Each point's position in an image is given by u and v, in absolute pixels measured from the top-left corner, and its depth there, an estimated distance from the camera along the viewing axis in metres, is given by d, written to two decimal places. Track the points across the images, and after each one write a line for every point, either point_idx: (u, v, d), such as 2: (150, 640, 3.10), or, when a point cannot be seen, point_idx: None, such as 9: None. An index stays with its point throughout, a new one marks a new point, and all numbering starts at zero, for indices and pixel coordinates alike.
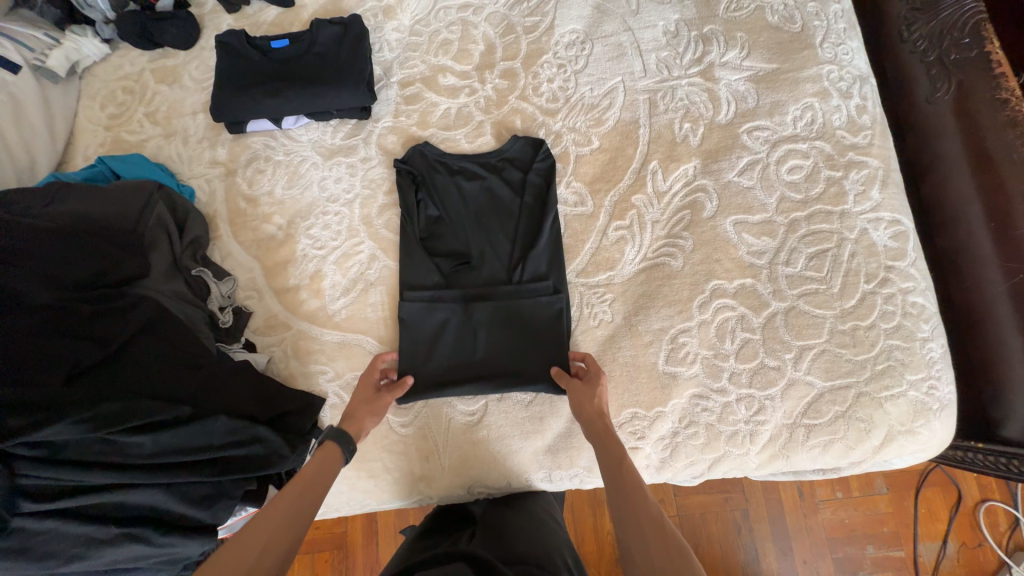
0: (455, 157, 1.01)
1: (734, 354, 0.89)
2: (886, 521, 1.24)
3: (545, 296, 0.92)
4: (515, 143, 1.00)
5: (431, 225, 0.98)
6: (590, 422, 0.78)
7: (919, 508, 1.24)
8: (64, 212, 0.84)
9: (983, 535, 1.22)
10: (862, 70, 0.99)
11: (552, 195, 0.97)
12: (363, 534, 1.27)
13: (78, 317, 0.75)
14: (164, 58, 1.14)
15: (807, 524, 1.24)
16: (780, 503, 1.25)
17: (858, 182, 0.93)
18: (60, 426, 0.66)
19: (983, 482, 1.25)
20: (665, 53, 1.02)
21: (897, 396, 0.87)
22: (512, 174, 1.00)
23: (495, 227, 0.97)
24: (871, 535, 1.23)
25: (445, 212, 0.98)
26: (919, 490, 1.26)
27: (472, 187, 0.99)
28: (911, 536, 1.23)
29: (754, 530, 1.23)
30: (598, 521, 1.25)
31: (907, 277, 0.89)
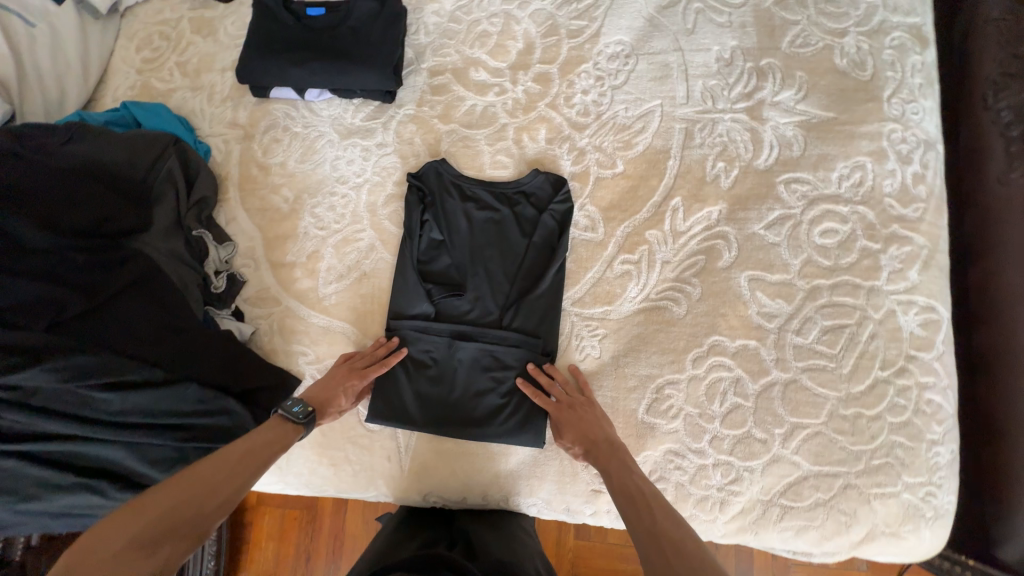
0: (472, 182, 0.96)
1: (720, 418, 0.84)
2: None
3: (533, 354, 0.88)
4: (536, 179, 0.95)
5: (433, 249, 0.95)
6: (581, 439, 0.79)
7: None
8: (77, 155, 0.84)
9: None
10: (929, 135, 0.89)
11: (562, 234, 0.93)
12: (334, 500, 1.30)
13: (71, 265, 0.76)
14: (204, 8, 1.12)
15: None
16: (751, 556, 1.18)
17: (897, 259, 0.85)
18: (35, 372, 0.68)
19: None
20: (713, 82, 0.94)
21: (888, 495, 0.80)
22: (525, 212, 0.95)
23: (497, 267, 0.93)
24: None
25: (449, 241, 0.94)
26: (900, 575, 1.19)
27: (482, 219, 0.95)
28: None
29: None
30: (560, 534, 1.24)
31: (928, 371, 0.82)
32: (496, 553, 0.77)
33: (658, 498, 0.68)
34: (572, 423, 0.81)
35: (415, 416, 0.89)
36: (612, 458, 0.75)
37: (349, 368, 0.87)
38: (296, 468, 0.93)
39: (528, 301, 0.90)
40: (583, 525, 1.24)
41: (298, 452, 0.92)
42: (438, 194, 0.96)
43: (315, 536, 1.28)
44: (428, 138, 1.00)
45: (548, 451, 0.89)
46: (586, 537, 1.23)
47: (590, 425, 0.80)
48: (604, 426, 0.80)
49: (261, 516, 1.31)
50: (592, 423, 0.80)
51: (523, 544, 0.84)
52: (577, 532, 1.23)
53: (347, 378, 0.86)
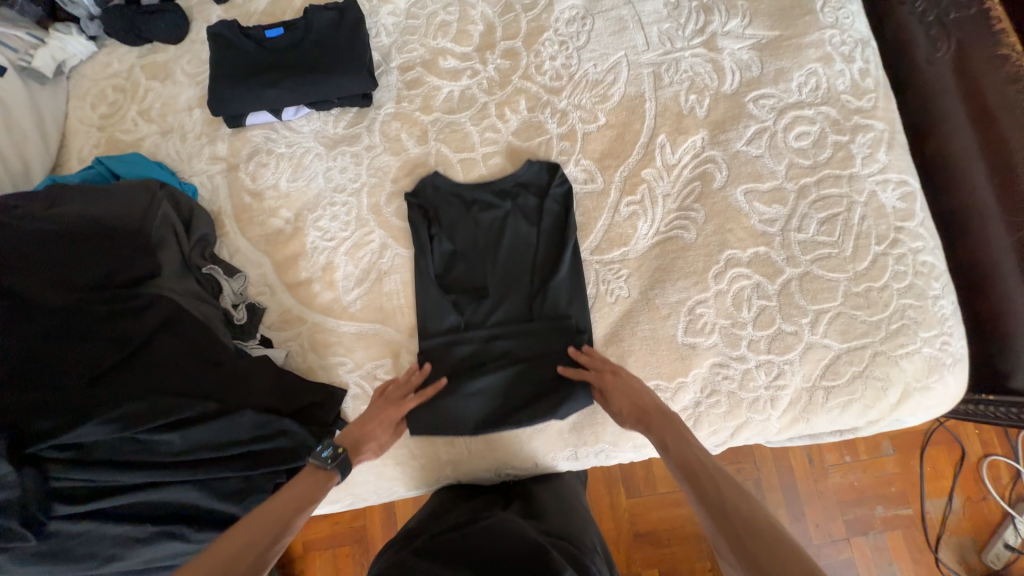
0: (469, 184, 0.99)
1: (752, 322, 0.90)
2: (894, 481, 1.27)
3: (569, 334, 0.91)
4: (530, 168, 0.98)
5: (448, 257, 0.97)
6: (631, 413, 0.79)
7: (924, 466, 1.27)
8: (69, 214, 0.82)
9: (987, 489, 1.25)
10: (863, 34, 0.99)
11: (567, 212, 0.96)
12: (382, 525, 1.27)
13: (95, 319, 0.74)
14: (154, 53, 1.10)
15: (818, 487, 1.27)
16: (791, 470, 1.28)
17: (866, 145, 0.94)
18: (87, 427, 0.66)
19: (985, 437, 1.28)
20: (668, 25, 1.02)
21: (911, 352, 0.88)
22: (527, 201, 0.98)
23: (512, 258, 0.95)
24: (880, 496, 1.26)
25: (461, 247, 0.97)
26: (923, 450, 1.30)
27: (487, 216, 0.97)
28: (918, 495, 1.26)
29: (766, 496, 1.26)
30: (613, 499, 1.26)
31: (916, 237, 0.91)
32: (561, 523, 0.79)
33: (721, 470, 0.67)
34: (620, 400, 0.81)
35: (466, 422, 0.89)
36: (667, 427, 0.74)
37: (382, 402, 0.86)
38: (362, 478, 0.92)
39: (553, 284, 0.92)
40: (632, 483, 1.27)
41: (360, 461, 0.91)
42: (440, 203, 0.98)
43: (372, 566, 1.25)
44: (415, 131, 1.02)
45: None
46: (638, 494, 1.26)
47: (636, 399, 0.80)
48: (649, 399, 0.80)
49: (311, 563, 1.26)
50: (639, 396, 0.80)
51: (577, 511, 0.86)
52: (628, 491, 1.26)
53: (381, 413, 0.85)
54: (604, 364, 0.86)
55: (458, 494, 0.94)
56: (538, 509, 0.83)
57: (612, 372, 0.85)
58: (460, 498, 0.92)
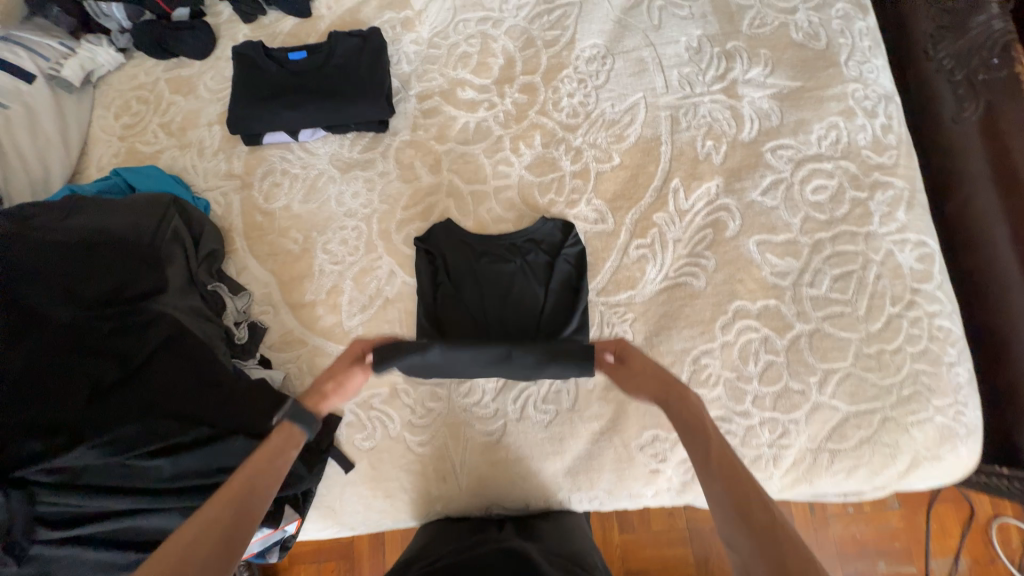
0: (477, 239, 0.97)
1: (757, 377, 0.88)
2: (898, 536, 1.22)
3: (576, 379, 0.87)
4: (546, 225, 0.96)
5: (447, 306, 0.93)
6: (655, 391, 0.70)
7: (930, 523, 1.22)
8: (81, 226, 0.82)
9: (996, 552, 1.20)
10: (886, 89, 0.98)
11: (578, 271, 0.94)
12: (369, 545, 1.24)
13: (97, 336, 0.74)
14: (180, 67, 1.12)
15: (818, 538, 1.23)
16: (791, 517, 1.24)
17: (884, 203, 0.92)
18: (80, 450, 0.66)
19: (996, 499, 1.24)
20: (688, 69, 1.01)
21: (923, 421, 0.85)
22: (539, 256, 0.96)
23: (515, 316, 0.92)
24: (882, 551, 1.22)
25: (461, 299, 0.93)
26: (930, 506, 1.25)
27: (495, 271, 0.94)
28: (922, 553, 1.21)
29: None
30: (606, 533, 1.23)
31: (933, 300, 0.88)
32: (558, 545, 0.78)
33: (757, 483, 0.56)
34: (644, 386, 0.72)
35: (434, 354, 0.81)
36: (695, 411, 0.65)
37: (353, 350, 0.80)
38: (350, 507, 0.90)
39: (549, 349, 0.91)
40: (627, 518, 1.24)
41: (351, 490, 0.91)
42: (443, 255, 0.96)
43: None
44: (428, 160, 1.03)
45: (600, 441, 0.89)
46: (632, 530, 1.22)
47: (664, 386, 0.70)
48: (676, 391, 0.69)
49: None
50: (665, 376, 0.71)
51: (576, 533, 0.85)
52: (622, 527, 1.22)
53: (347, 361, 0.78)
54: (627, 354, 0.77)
55: (444, 526, 0.89)
56: (534, 535, 0.82)
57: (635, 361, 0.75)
58: (447, 529, 0.88)
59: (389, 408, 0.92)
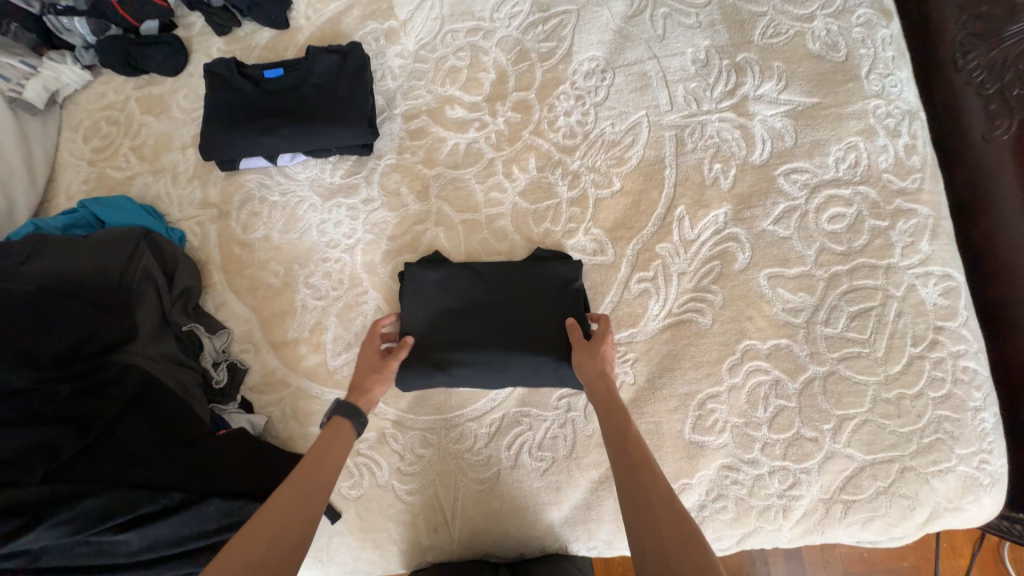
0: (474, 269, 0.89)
1: (767, 423, 0.82)
2: (907, 555, 1.15)
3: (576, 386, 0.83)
4: (557, 264, 0.87)
5: (427, 323, 0.86)
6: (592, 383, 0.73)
7: (941, 542, 1.15)
8: (41, 273, 0.78)
9: (1007, 572, 1.13)
10: (912, 105, 0.90)
11: (574, 303, 0.84)
12: None
13: (57, 401, 0.69)
14: (151, 85, 1.06)
15: (825, 559, 1.15)
16: None
17: (907, 233, 0.85)
18: (35, 533, 0.60)
19: None
20: (695, 84, 0.93)
21: (945, 471, 0.80)
22: (538, 287, 0.86)
23: (498, 339, 0.85)
24: (890, 570, 1.14)
25: (440, 316, 0.86)
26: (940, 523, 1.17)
27: (485, 293, 0.87)
28: (931, 572, 1.14)
29: (769, 564, 1.14)
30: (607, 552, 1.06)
31: (958, 339, 0.82)
32: None
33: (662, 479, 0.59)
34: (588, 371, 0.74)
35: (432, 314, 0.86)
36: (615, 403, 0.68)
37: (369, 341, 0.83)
38: (338, 558, 0.86)
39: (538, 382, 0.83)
40: None
41: (338, 541, 0.86)
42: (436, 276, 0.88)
43: None
44: (416, 185, 0.96)
45: (599, 491, 0.84)
46: None
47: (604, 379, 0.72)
48: (611, 384, 0.72)
49: None
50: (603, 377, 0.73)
51: None
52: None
53: (373, 354, 0.82)
54: (603, 331, 0.79)
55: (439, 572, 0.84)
56: None
57: (600, 339, 0.78)
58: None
59: (376, 454, 0.87)
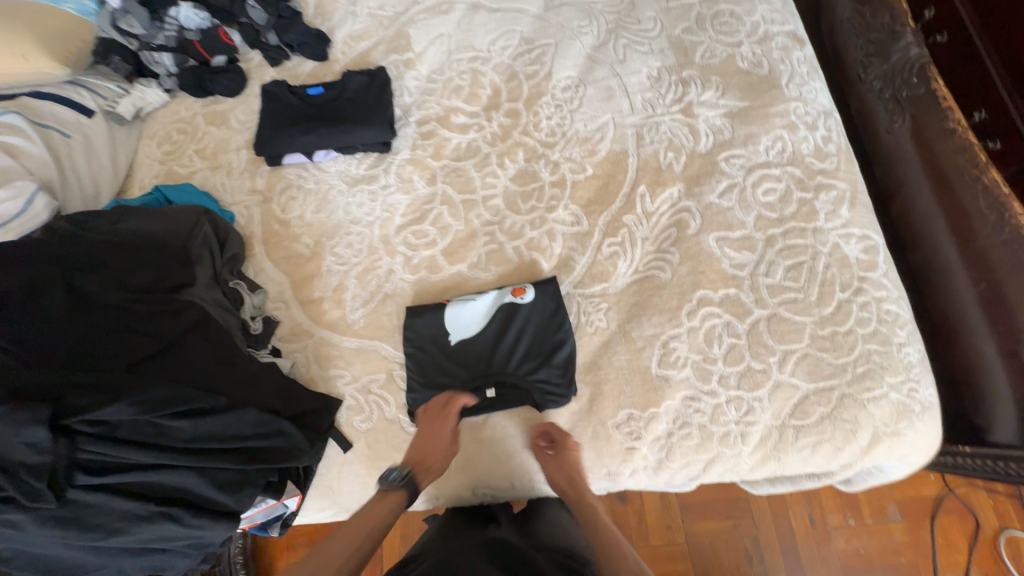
0: (475, 313, 1.02)
1: (722, 358, 0.96)
2: (903, 550, 1.31)
3: (559, 376, 0.97)
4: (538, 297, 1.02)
5: (434, 365, 1.00)
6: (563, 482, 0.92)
7: (936, 537, 1.31)
8: (128, 229, 0.96)
9: (1007, 567, 1.28)
10: (825, 107, 1.12)
11: (561, 332, 1.00)
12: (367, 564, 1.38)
13: (138, 315, 0.86)
14: (215, 103, 1.31)
15: (822, 553, 1.32)
16: (791, 530, 1.34)
17: (828, 202, 1.04)
18: (116, 407, 0.75)
19: (999, 509, 1.33)
20: (650, 94, 1.17)
21: (879, 397, 0.92)
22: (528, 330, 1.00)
23: (492, 360, 0.99)
24: (888, 565, 1.30)
25: (453, 362, 1.00)
26: (934, 519, 1.34)
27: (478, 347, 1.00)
28: (930, 567, 1.30)
29: (766, 557, 1.32)
30: None
31: (879, 287, 0.97)
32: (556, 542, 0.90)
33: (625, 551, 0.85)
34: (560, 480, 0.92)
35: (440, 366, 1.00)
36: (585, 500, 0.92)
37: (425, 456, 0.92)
38: (348, 486, 0.97)
39: (531, 328, 1.00)
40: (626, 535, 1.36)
41: (349, 470, 0.98)
42: (445, 321, 1.01)
43: None
44: (425, 174, 1.17)
45: (579, 421, 0.97)
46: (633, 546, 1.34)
47: (573, 483, 0.92)
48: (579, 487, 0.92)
49: None
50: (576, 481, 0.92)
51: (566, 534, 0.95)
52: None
53: (446, 423, 0.93)
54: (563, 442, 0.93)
55: (452, 520, 1.02)
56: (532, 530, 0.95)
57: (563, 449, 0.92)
58: (454, 524, 1.00)
59: (385, 392, 1.01)
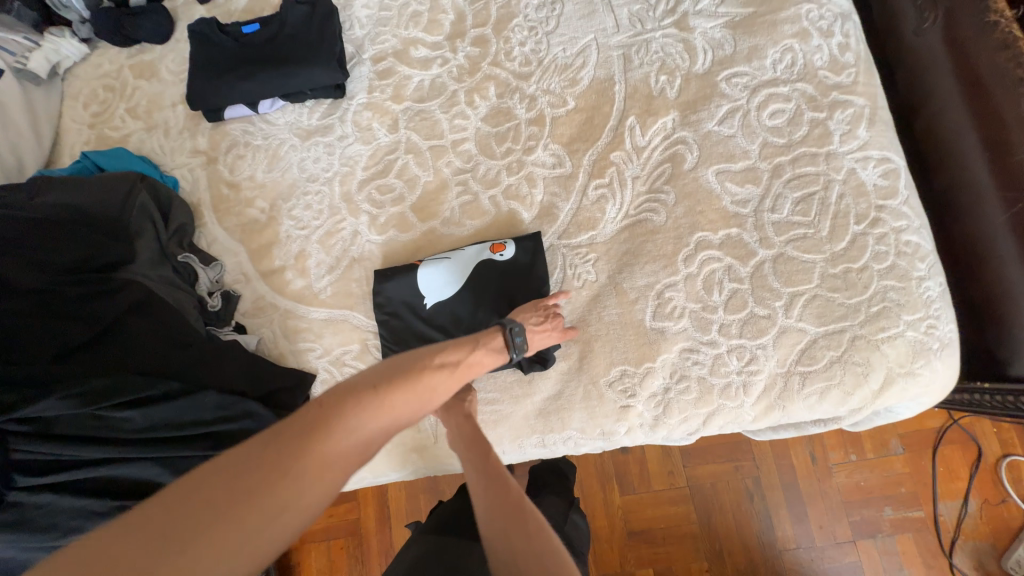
0: (451, 274, 0.92)
1: (722, 306, 0.87)
2: (903, 481, 1.30)
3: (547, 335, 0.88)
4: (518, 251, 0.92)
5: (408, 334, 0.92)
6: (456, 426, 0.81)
7: (937, 466, 1.29)
8: (48, 203, 0.85)
9: (1006, 492, 1.26)
10: (842, 8, 0.95)
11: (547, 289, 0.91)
12: (375, 521, 1.39)
13: (67, 300, 0.77)
14: (142, 53, 1.14)
15: (823, 488, 1.31)
16: (793, 470, 1.32)
17: (844, 122, 0.90)
18: (49, 402, 0.69)
19: (1006, 439, 1.29)
20: (638, 7, 1.00)
21: (894, 337, 0.84)
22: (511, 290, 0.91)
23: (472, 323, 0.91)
24: (888, 497, 1.29)
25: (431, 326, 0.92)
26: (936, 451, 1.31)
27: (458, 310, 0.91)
28: (930, 497, 1.28)
29: (768, 498, 1.31)
30: (607, 498, 1.34)
31: (899, 216, 0.86)
32: None
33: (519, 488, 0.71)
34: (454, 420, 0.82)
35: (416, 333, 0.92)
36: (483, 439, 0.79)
37: (539, 331, 0.83)
38: None
39: (513, 286, 0.91)
40: (627, 482, 1.35)
41: None
42: (418, 284, 0.92)
43: (365, 560, 1.38)
44: (386, 120, 1.03)
45: (568, 381, 0.90)
46: (633, 494, 1.34)
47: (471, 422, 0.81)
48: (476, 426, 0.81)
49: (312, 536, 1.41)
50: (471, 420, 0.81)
51: None
52: (622, 490, 1.34)
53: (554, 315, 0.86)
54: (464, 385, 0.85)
55: (439, 546, 0.80)
56: None
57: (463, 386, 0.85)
58: (441, 550, 0.79)
59: (361, 363, 0.94)
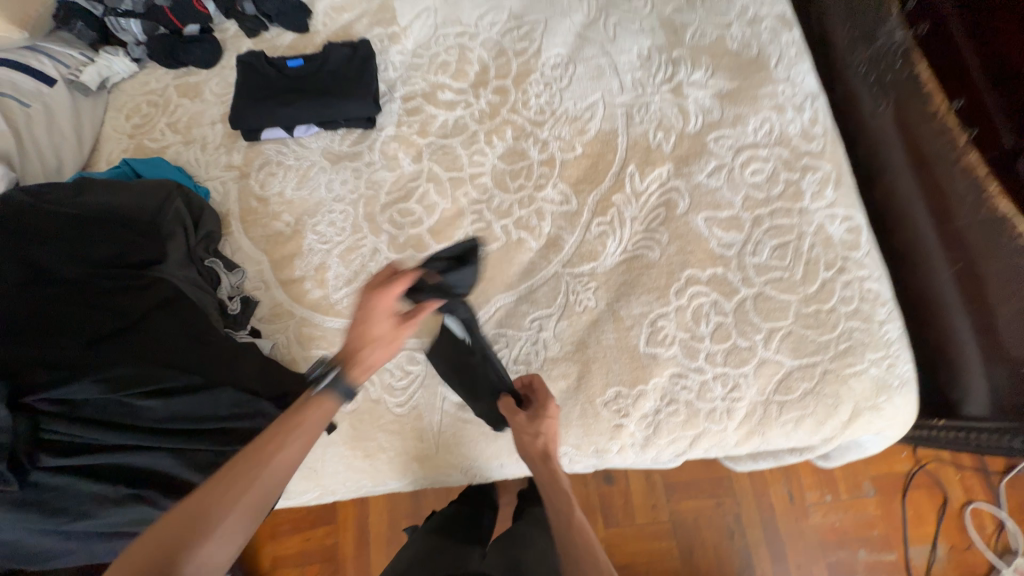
0: None
1: (709, 336, 0.96)
2: (876, 523, 1.36)
3: None
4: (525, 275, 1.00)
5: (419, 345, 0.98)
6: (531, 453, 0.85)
7: (907, 509, 1.36)
8: (91, 203, 0.91)
9: (971, 538, 1.33)
10: (812, 89, 1.12)
11: None
12: (353, 547, 1.37)
13: (100, 292, 0.83)
14: (187, 75, 1.24)
15: (800, 527, 1.36)
16: (771, 506, 1.37)
17: (814, 183, 1.05)
18: (80, 384, 0.74)
19: (968, 484, 1.37)
20: (640, 74, 1.16)
21: (860, 372, 0.94)
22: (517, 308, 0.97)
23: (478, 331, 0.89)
24: (861, 538, 1.34)
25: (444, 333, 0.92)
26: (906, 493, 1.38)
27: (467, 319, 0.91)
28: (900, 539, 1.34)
29: (746, 534, 1.35)
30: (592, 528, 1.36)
31: (861, 266, 0.99)
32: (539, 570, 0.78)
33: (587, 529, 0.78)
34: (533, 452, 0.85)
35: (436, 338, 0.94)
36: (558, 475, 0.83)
37: (364, 355, 0.72)
38: (331, 468, 0.96)
39: None
40: (611, 513, 1.37)
41: (332, 452, 0.95)
42: None
43: None
44: (411, 151, 1.14)
45: (567, 399, 0.96)
46: (617, 526, 1.36)
47: (549, 454, 0.85)
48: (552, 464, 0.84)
49: (287, 560, 1.37)
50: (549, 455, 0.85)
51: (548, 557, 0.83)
52: (607, 520, 1.36)
53: (382, 315, 0.72)
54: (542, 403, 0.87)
55: (440, 545, 0.85)
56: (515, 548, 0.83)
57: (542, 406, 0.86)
58: (441, 550, 0.84)
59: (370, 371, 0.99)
